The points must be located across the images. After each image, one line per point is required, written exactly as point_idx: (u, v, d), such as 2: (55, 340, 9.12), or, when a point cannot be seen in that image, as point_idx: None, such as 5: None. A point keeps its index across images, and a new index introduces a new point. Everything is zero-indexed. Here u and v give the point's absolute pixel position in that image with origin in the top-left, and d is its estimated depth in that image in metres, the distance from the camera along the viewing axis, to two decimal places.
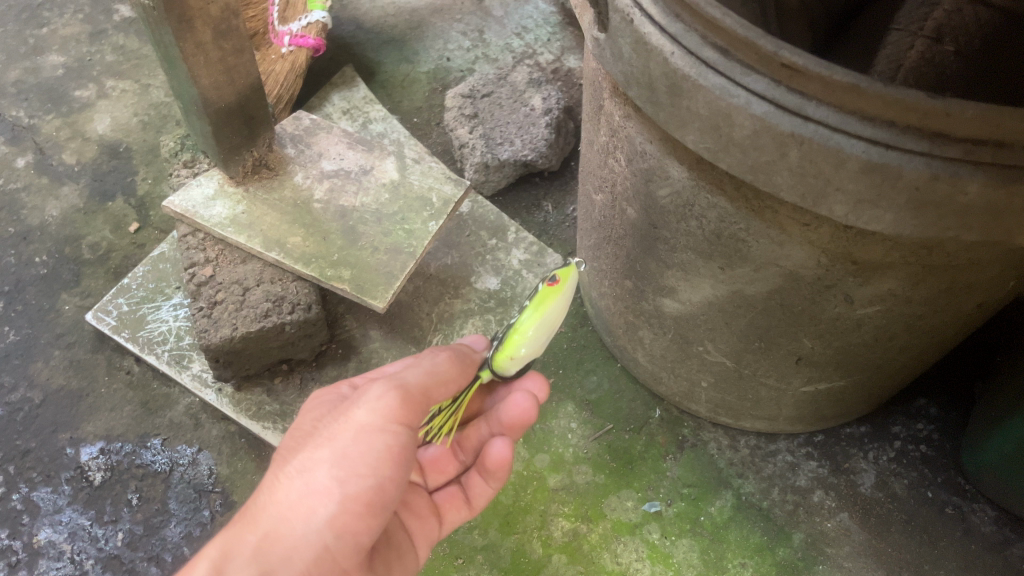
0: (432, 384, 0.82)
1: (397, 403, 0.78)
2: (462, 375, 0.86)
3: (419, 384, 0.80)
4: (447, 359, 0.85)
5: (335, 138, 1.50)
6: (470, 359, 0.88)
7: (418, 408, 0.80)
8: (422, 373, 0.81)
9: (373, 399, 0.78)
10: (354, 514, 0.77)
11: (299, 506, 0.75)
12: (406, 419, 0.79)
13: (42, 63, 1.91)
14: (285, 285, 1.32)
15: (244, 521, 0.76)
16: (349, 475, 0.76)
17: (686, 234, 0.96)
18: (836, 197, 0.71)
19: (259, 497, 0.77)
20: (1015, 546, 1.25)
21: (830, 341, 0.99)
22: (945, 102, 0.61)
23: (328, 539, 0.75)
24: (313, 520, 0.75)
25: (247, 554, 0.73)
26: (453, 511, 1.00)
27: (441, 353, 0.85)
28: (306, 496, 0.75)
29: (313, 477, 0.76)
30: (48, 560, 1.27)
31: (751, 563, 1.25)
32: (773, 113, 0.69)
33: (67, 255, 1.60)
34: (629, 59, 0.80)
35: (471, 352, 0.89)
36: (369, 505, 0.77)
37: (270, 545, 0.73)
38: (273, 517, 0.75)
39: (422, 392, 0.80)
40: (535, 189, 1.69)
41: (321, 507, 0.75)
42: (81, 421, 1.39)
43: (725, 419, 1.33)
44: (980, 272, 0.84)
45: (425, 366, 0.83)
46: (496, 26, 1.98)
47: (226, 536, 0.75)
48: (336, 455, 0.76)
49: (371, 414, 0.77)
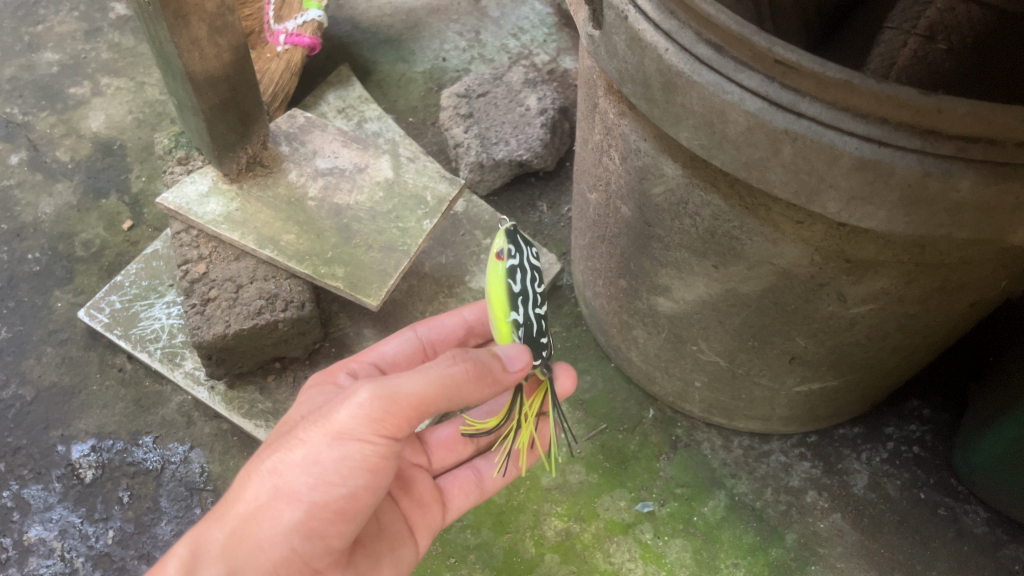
0: (429, 397, 0.73)
1: (381, 414, 0.73)
2: (474, 391, 0.75)
3: (412, 396, 0.73)
4: (459, 373, 0.73)
5: (330, 136, 1.50)
6: (488, 381, 0.74)
7: (406, 418, 0.74)
8: (419, 384, 0.73)
9: (355, 406, 0.74)
10: (323, 520, 0.77)
11: (269, 507, 0.76)
12: (389, 429, 0.74)
13: (37, 60, 1.90)
14: (279, 282, 1.32)
15: (216, 514, 0.77)
16: (320, 482, 0.76)
17: (680, 233, 0.96)
18: (830, 194, 0.71)
19: (234, 489, 0.78)
20: (1007, 547, 1.26)
21: (823, 340, 0.99)
22: (937, 98, 0.61)
23: (295, 542, 0.77)
24: (279, 522, 0.76)
25: (213, 552, 0.75)
26: (461, 497, 1.01)
27: (453, 364, 0.73)
28: (277, 499, 0.76)
29: (284, 479, 0.76)
30: (38, 557, 1.26)
31: (744, 563, 1.25)
32: (767, 109, 0.69)
33: (60, 252, 1.59)
34: (623, 55, 0.80)
35: (498, 372, 0.74)
36: (340, 512, 0.78)
37: (236, 542, 0.76)
38: (242, 514, 0.76)
39: (415, 405, 0.73)
40: (530, 189, 1.69)
41: (289, 511, 0.76)
42: (73, 418, 1.38)
43: (719, 419, 1.33)
44: (972, 271, 0.84)
45: (427, 376, 0.73)
46: (493, 26, 1.98)
47: (203, 525, 0.78)
48: (309, 459, 0.75)
49: (349, 423, 0.74)
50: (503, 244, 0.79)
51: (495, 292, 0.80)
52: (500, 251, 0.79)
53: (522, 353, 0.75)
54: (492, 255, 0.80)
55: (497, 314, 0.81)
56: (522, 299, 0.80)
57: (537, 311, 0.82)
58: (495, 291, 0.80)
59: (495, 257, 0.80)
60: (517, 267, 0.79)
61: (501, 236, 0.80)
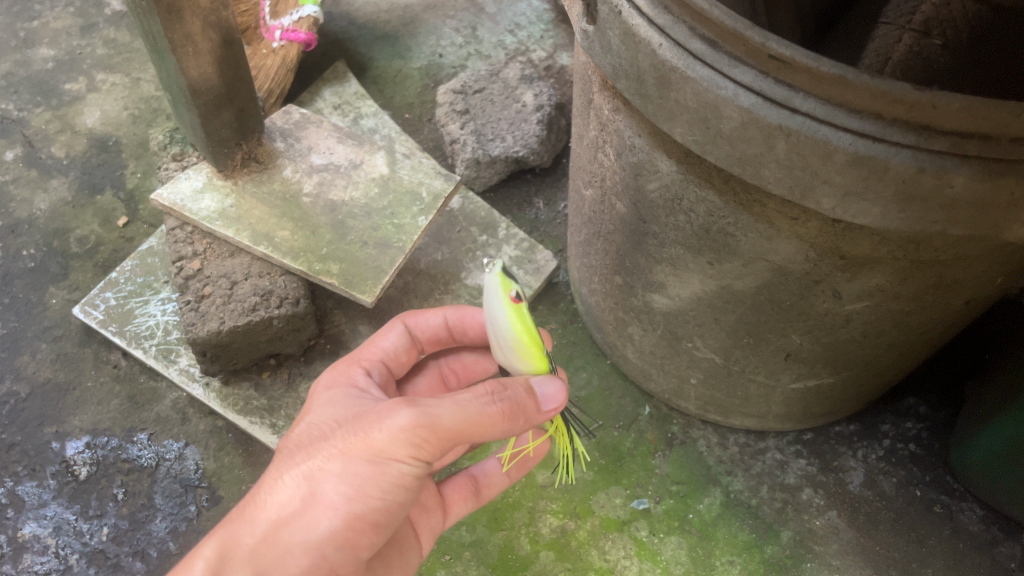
0: (470, 430, 0.73)
1: (422, 440, 0.73)
2: (508, 429, 0.75)
3: (452, 430, 0.72)
4: (495, 412, 0.73)
5: (325, 132, 1.49)
6: (522, 420, 0.75)
7: (445, 445, 0.74)
8: (461, 418, 0.72)
9: (395, 428, 0.73)
10: (357, 531, 0.78)
11: (303, 513, 0.76)
12: (427, 453, 0.74)
13: (32, 56, 1.90)
14: (273, 279, 1.32)
15: (247, 514, 0.77)
16: (357, 495, 0.76)
17: (675, 229, 0.95)
18: (824, 190, 0.70)
19: (265, 489, 0.77)
20: (1002, 545, 1.26)
21: (821, 338, 0.99)
22: (931, 94, 0.60)
23: (327, 550, 0.77)
24: (313, 531, 0.76)
25: (243, 554, 0.75)
26: (459, 502, 1.01)
27: (493, 403, 0.73)
28: (312, 506, 0.76)
29: (320, 487, 0.75)
30: (33, 554, 1.25)
31: (739, 560, 1.25)
32: (760, 105, 0.69)
33: (55, 249, 1.58)
34: (617, 51, 0.80)
35: (531, 412, 0.75)
36: (375, 523, 0.79)
37: (266, 547, 0.75)
38: (275, 517, 0.76)
39: (453, 437, 0.73)
40: (526, 186, 1.69)
41: (324, 520, 0.76)
42: (67, 415, 1.38)
43: (714, 416, 1.33)
44: (968, 268, 0.84)
45: (468, 410, 0.72)
46: (490, 22, 1.97)
47: (231, 524, 0.78)
48: (346, 473, 0.75)
49: (390, 444, 0.73)
50: (511, 286, 0.76)
51: (527, 330, 0.77)
52: (514, 293, 0.76)
53: (559, 394, 0.77)
54: (507, 302, 0.75)
55: (528, 351, 0.78)
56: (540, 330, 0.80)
57: None
58: (524, 333, 0.77)
59: (511, 302, 0.76)
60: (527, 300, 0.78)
61: (502, 280, 0.75)
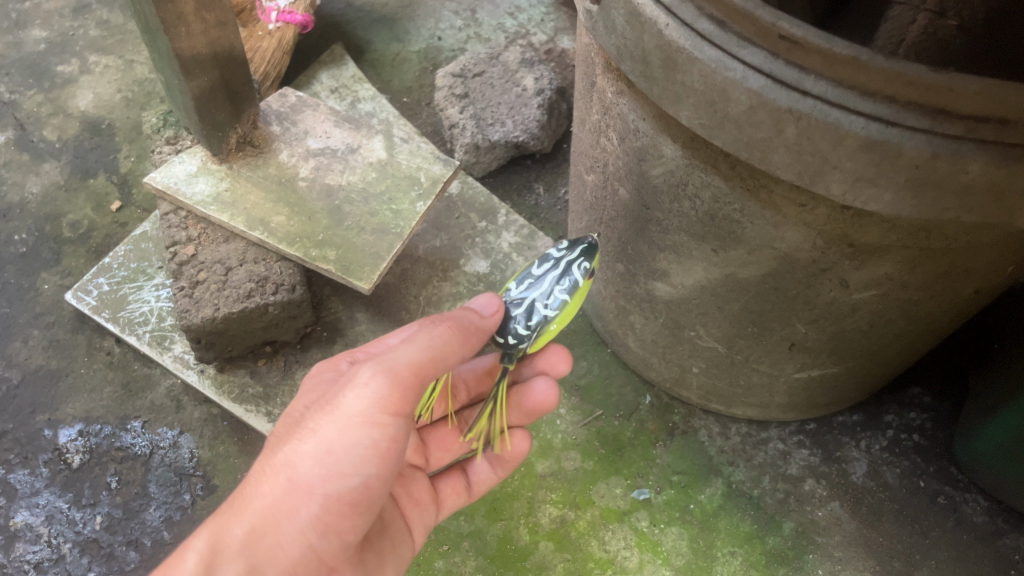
0: (427, 364, 0.74)
1: (387, 389, 0.73)
2: (462, 351, 0.77)
3: (410, 367, 0.74)
4: (445, 333, 0.75)
5: (322, 116, 1.46)
6: (472, 336, 0.78)
7: (410, 390, 0.74)
8: (415, 351, 0.74)
9: (362, 387, 0.73)
10: (338, 515, 0.76)
11: (285, 502, 0.74)
12: (396, 406, 0.74)
13: (24, 37, 1.86)
14: (269, 265, 1.29)
15: (232, 509, 0.75)
16: (334, 473, 0.74)
17: (680, 216, 0.93)
18: (834, 175, 0.68)
19: (248, 484, 0.76)
20: (1007, 537, 1.24)
21: (824, 327, 0.97)
22: (949, 76, 0.58)
23: (312, 538, 0.75)
24: (297, 517, 0.74)
25: (233, 549, 0.72)
26: (452, 496, 1.00)
27: (439, 325, 0.76)
28: (293, 492, 0.74)
29: (298, 471, 0.74)
30: (25, 543, 1.24)
31: (740, 551, 1.24)
32: (770, 87, 0.66)
33: (47, 233, 1.56)
34: (622, 31, 0.77)
35: (477, 324, 0.78)
36: (354, 503, 0.77)
37: (255, 540, 0.73)
38: (261, 509, 0.74)
39: (415, 375, 0.74)
40: (526, 172, 1.66)
41: (305, 505, 0.74)
42: (60, 403, 1.37)
43: (716, 406, 1.31)
44: (979, 256, 0.81)
45: (419, 342, 0.74)
46: (489, 5, 1.94)
47: (219, 518, 0.75)
48: (322, 449, 0.74)
49: (360, 404, 0.74)
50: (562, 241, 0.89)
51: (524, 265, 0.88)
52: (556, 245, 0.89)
53: (491, 299, 0.81)
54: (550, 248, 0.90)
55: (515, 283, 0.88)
56: (531, 284, 0.85)
57: (537, 301, 0.83)
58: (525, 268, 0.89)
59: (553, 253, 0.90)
60: (547, 259, 0.87)
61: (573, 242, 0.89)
